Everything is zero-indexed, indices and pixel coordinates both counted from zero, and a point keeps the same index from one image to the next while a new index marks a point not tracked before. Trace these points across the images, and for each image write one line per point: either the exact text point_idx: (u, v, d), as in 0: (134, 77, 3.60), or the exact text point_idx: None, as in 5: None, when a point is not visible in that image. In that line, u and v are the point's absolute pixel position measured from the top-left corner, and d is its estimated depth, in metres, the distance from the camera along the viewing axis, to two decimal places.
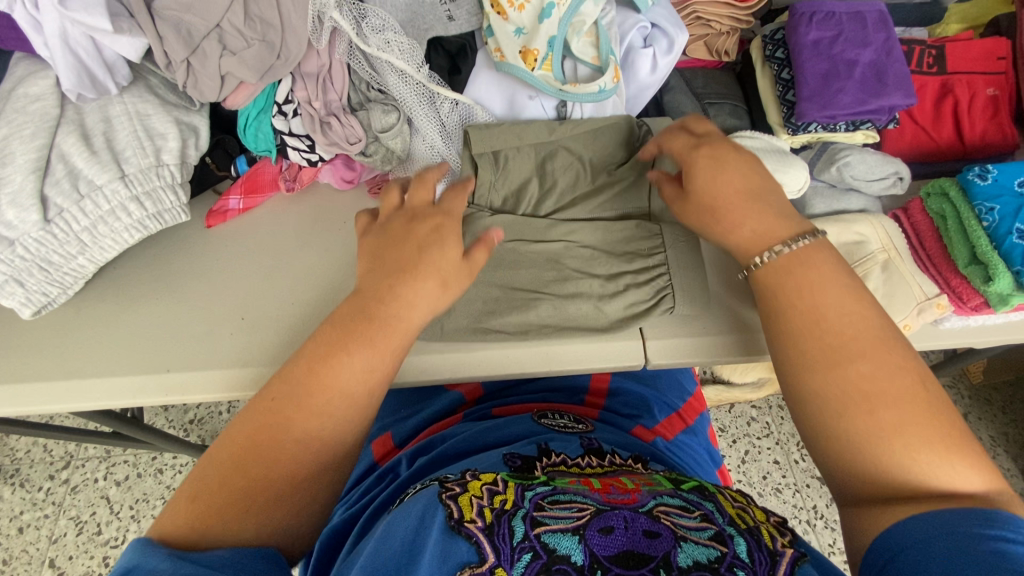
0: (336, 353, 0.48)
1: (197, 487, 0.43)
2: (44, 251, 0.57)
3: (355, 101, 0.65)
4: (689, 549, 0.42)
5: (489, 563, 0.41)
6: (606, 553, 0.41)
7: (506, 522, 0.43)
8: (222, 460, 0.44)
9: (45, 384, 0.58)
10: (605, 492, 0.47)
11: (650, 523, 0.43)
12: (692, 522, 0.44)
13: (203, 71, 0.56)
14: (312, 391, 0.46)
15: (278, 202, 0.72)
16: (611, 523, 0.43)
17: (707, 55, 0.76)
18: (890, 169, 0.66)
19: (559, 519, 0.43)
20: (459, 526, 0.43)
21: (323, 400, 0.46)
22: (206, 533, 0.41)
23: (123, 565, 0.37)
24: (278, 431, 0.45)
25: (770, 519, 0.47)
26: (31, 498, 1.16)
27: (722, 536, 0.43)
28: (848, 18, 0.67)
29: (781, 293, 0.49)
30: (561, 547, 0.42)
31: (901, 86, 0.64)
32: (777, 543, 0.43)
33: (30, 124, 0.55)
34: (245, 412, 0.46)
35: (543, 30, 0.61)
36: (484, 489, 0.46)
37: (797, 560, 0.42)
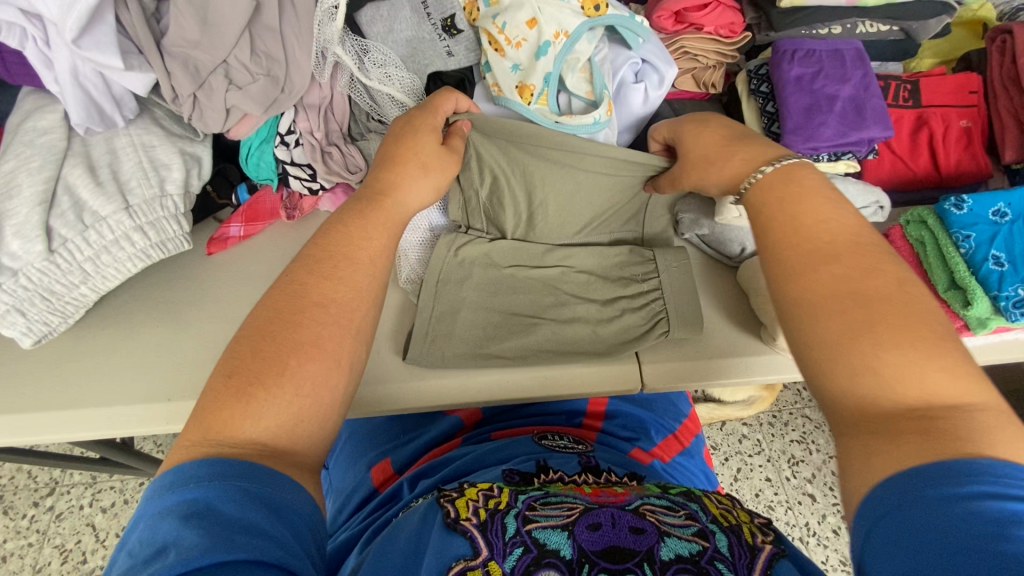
0: (348, 232, 0.49)
1: (232, 367, 0.41)
2: (46, 281, 0.57)
3: (355, 131, 0.68)
4: (672, 543, 0.42)
5: (482, 557, 0.42)
6: (593, 548, 0.42)
7: (500, 520, 0.44)
8: (252, 340, 0.42)
9: (43, 415, 0.58)
10: (595, 495, 0.49)
11: (635, 520, 0.44)
12: (677, 520, 0.45)
13: (209, 105, 0.58)
14: (336, 263, 0.47)
15: (279, 228, 0.73)
16: (599, 520, 0.44)
17: (695, 87, 0.79)
18: (872, 199, 0.69)
19: (550, 517, 0.45)
20: (456, 523, 0.44)
21: (342, 269, 0.47)
22: (252, 406, 0.39)
23: (186, 493, 0.35)
24: (302, 298, 0.45)
25: (755, 519, 0.47)
26: (14, 526, 1.14)
27: (705, 532, 0.43)
28: (828, 55, 0.70)
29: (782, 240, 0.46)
30: (550, 542, 0.42)
31: (878, 120, 0.67)
32: (756, 539, 0.44)
33: (38, 157, 0.56)
34: (265, 297, 0.45)
35: (539, 66, 0.64)
36: (480, 494, 0.48)
37: (776, 556, 0.42)
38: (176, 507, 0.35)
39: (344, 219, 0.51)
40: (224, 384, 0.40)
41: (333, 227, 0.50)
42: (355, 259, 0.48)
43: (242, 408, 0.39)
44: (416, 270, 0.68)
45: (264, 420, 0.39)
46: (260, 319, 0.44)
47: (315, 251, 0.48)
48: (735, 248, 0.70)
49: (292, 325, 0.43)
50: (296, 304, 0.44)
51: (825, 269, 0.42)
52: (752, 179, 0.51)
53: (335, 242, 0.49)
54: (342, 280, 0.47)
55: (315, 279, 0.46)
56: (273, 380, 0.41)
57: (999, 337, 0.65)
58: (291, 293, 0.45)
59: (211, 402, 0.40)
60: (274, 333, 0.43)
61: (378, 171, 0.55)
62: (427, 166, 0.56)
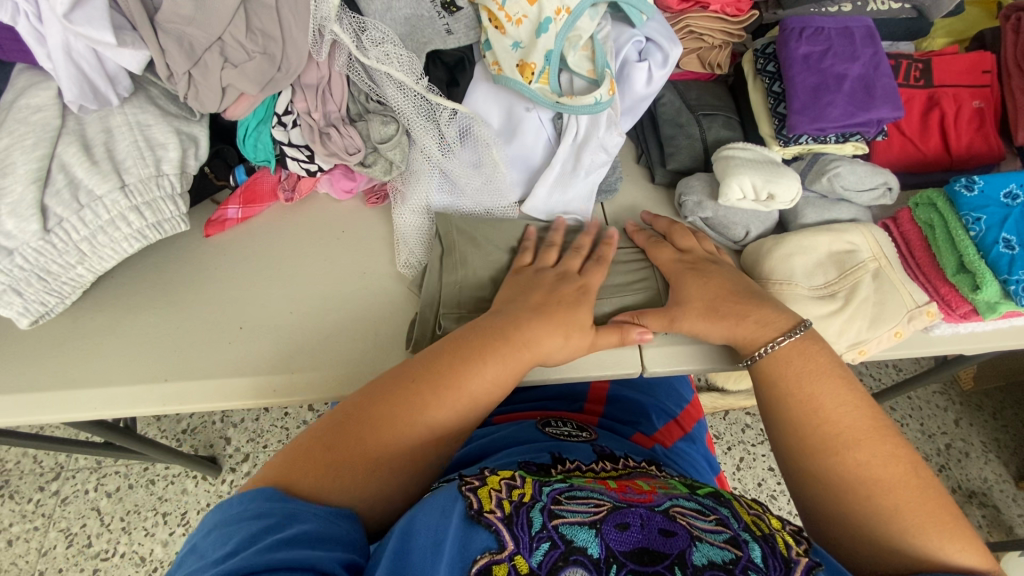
0: (476, 357, 0.51)
1: (328, 441, 0.46)
2: (42, 261, 0.56)
3: (354, 112, 0.66)
4: (705, 548, 0.42)
5: (508, 551, 0.41)
6: (621, 548, 0.42)
7: (525, 513, 0.43)
8: (362, 420, 0.47)
9: (40, 394, 0.58)
10: (621, 492, 0.48)
11: (666, 522, 0.44)
12: (707, 524, 0.44)
13: (204, 83, 0.57)
14: (449, 387, 0.49)
15: (277, 211, 0.73)
16: (627, 519, 0.43)
17: (700, 68, 0.77)
18: (880, 180, 0.67)
19: (577, 512, 0.44)
20: (479, 515, 0.43)
21: (453, 397, 0.49)
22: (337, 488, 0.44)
23: (243, 511, 0.41)
24: (413, 415, 0.48)
25: (787, 527, 0.47)
26: (20, 509, 1.15)
27: (737, 540, 0.43)
28: (837, 33, 0.68)
29: (796, 396, 0.52)
30: (578, 539, 0.42)
31: (889, 100, 0.66)
32: (791, 551, 0.43)
33: (32, 135, 0.55)
34: (386, 386, 0.49)
35: (540, 44, 0.62)
36: (504, 483, 0.46)
37: (812, 569, 0.42)
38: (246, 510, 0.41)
39: (479, 330, 0.53)
40: (312, 440, 0.46)
41: (465, 343, 0.52)
42: (482, 383, 0.51)
43: (333, 479, 0.44)
44: (414, 256, 0.69)
45: (344, 493, 0.44)
46: (366, 410, 0.48)
47: (447, 358, 0.51)
48: (740, 232, 0.69)
49: (389, 436, 0.47)
50: (408, 422, 0.48)
51: (825, 389, 0.51)
52: (765, 347, 0.55)
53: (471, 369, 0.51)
54: (471, 387, 0.50)
55: (424, 409, 0.48)
56: (364, 475, 0.45)
57: (1008, 322, 0.64)
58: (402, 405, 0.48)
59: (303, 460, 0.44)
60: (375, 428, 0.47)
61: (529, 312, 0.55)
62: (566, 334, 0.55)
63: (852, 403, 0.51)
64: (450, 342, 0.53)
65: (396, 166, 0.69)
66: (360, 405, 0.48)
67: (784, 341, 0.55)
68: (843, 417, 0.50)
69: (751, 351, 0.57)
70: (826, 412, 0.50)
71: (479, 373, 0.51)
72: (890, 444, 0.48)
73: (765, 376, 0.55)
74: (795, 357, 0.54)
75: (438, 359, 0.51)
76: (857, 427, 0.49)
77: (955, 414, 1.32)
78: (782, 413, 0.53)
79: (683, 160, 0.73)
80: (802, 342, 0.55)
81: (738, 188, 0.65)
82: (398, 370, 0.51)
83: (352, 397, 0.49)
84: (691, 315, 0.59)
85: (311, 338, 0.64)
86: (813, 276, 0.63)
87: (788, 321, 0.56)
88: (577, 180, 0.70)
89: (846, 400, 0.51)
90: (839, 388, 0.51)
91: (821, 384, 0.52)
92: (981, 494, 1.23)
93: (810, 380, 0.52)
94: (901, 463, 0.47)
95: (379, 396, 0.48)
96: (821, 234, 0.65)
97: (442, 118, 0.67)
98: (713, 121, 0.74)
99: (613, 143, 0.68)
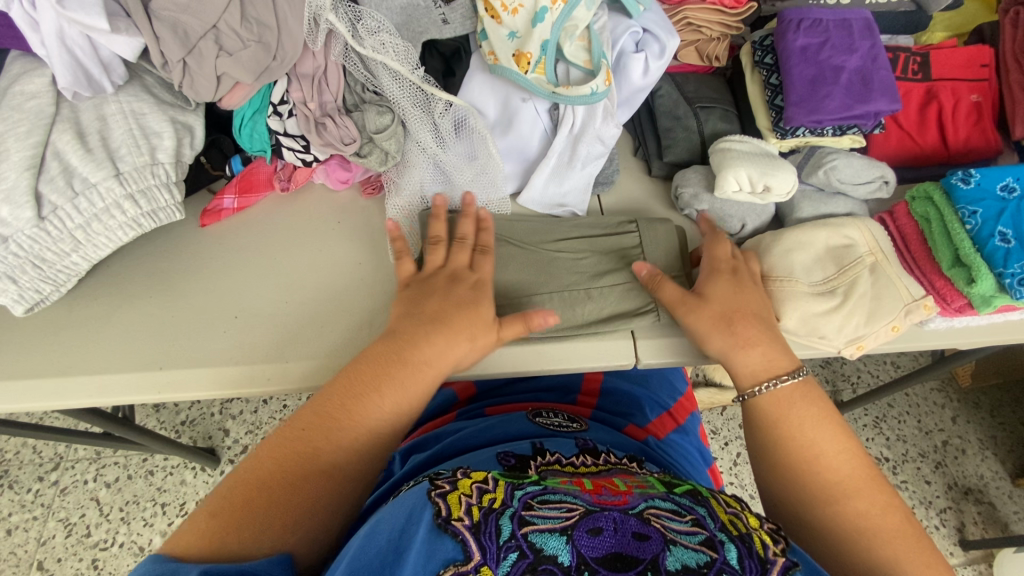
0: (369, 391, 0.51)
1: (217, 505, 0.44)
2: (37, 248, 0.57)
3: (350, 102, 0.66)
4: (679, 553, 0.42)
5: (474, 562, 0.41)
6: (593, 554, 0.42)
7: (494, 521, 0.43)
8: (254, 476, 0.46)
9: (36, 382, 0.58)
10: (596, 493, 0.48)
11: (640, 525, 0.44)
12: (683, 526, 0.44)
13: (199, 71, 0.57)
14: (342, 425, 0.49)
15: (273, 201, 0.73)
16: (600, 524, 0.44)
17: (698, 60, 0.77)
18: (876, 173, 0.67)
19: (548, 519, 0.44)
20: (446, 523, 0.43)
21: (350, 433, 0.49)
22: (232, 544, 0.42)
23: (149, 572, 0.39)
24: (310, 458, 0.47)
25: (765, 525, 0.47)
26: (19, 499, 1.16)
27: (713, 542, 0.43)
28: (835, 25, 0.68)
29: (797, 441, 0.53)
30: (547, 547, 0.42)
31: (887, 93, 0.65)
32: (768, 551, 0.44)
33: (26, 122, 0.55)
34: (275, 436, 0.49)
35: (537, 34, 0.62)
36: (474, 488, 0.47)
37: (789, 569, 0.43)
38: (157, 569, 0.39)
39: (368, 358, 0.53)
40: (200, 511, 0.44)
41: (348, 380, 0.51)
42: (375, 411, 0.51)
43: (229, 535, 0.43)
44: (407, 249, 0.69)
45: (235, 547, 0.42)
46: (260, 464, 0.47)
47: (335, 396, 0.51)
48: (735, 225, 0.69)
49: (288, 484, 0.46)
50: (304, 466, 0.47)
51: (824, 437, 0.53)
52: (762, 385, 0.56)
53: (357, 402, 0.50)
54: (370, 414, 0.50)
55: (322, 449, 0.48)
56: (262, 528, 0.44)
57: (1005, 317, 0.64)
58: (300, 451, 0.48)
59: (188, 531, 0.43)
60: (266, 486, 0.46)
61: (430, 329, 0.54)
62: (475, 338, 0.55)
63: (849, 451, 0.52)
64: (344, 376, 0.52)
65: (391, 157, 0.69)
66: (253, 461, 0.47)
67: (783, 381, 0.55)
68: (843, 464, 0.51)
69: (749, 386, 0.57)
70: (823, 457, 0.51)
71: (378, 405, 0.50)
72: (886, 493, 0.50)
73: (762, 414, 0.56)
74: (797, 399, 0.55)
75: (326, 400, 0.50)
76: (855, 476, 0.50)
77: (952, 412, 1.32)
78: (783, 457, 0.53)
79: (680, 152, 0.73)
80: (801, 387, 0.56)
81: (734, 181, 0.65)
82: (293, 416, 0.50)
83: (243, 459, 0.48)
84: (703, 314, 0.59)
85: (306, 328, 0.64)
86: (812, 272, 0.63)
87: (789, 363, 0.57)
88: (573, 172, 0.70)
89: (844, 447, 0.52)
90: (838, 435, 0.52)
91: (820, 429, 0.53)
92: (977, 491, 1.23)
93: (810, 427, 0.53)
94: (896, 514, 0.49)
95: (267, 449, 0.48)
96: (818, 228, 0.65)
97: (436, 110, 0.67)
98: (711, 114, 0.74)
99: (610, 134, 0.68)
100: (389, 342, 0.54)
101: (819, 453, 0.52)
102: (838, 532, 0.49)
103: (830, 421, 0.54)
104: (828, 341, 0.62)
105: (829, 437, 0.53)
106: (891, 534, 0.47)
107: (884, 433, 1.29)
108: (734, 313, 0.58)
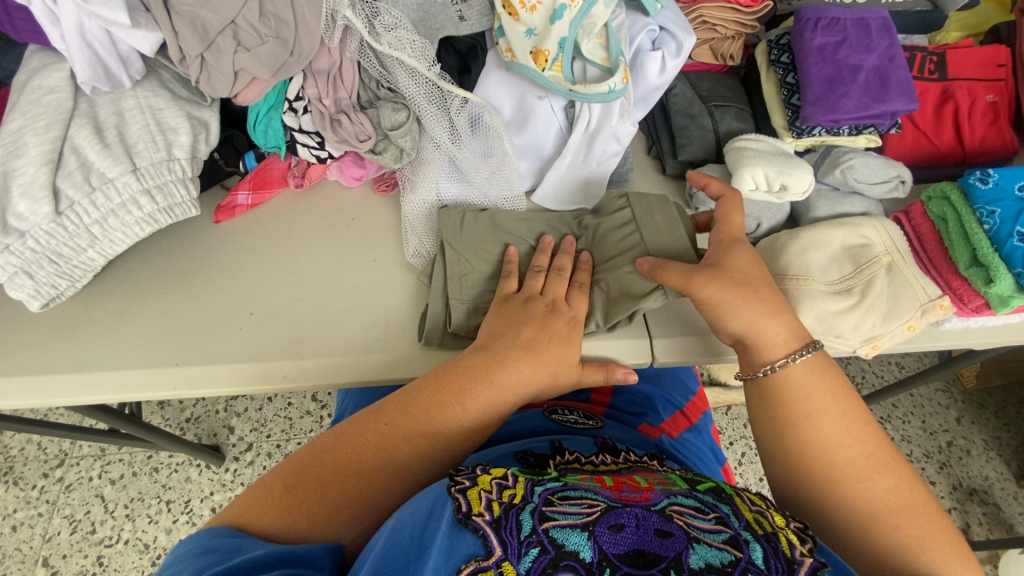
0: (454, 399, 0.52)
1: (289, 479, 0.47)
2: (54, 243, 0.56)
3: (364, 99, 0.65)
4: (702, 551, 0.42)
5: (496, 557, 0.41)
6: (614, 551, 0.42)
7: (514, 517, 0.43)
8: (328, 460, 0.49)
9: (51, 377, 0.58)
10: (617, 490, 0.48)
11: (662, 523, 0.44)
12: (706, 523, 0.44)
13: (217, 66, 0.56)
14: (421, 429, 0.51)
15: (287, 197, 0.73)
16: (622, 520, 0.43)
17: (712, 59, 0.77)
18: (893, 173, 0.67)
19: (569, 514, 0.44)
20: (467, 519, 0.43)
21: (426, 438, 0.51)
22: (293, 525, 0.45)
23: (201, 546, 0.41)
24: (382, 456, 0.50)
25: (791, 524, 0.47)
26: (24, 496, 1.15)
27: (737, 541, 0.43)
28: (853, 24, 0.68)
29: (809, 418, 0.52)
30: (569, 543, 0.42)
31: (904, 92, 0.65)
32: (795, 551, 0.43)
33: (45, 116, 0.55)
34: (353, 427, 0.51)
35: (554, 31, 0.62)
36: (494, 484, 0.46)
37: (816, 570, 0.42)
38: (208, 542, 0.41)
39: (457, 370, 0.54)
40: (273, 483, 0.47)
41: (435, 389, 0.53)
42: (454, 425, 0.52)
43: (286, 513, 0.45)
44: (423, 245, 0.68)
45: (300, 527, 0.45)
46: (335, 446, 0.50)
47: (424, 402, 0.52)
48: (751, 224, 0.68)
49: (359, 474, 0.48)
50: (375, 462, 0.49)
51: (834, 414, 0.52)
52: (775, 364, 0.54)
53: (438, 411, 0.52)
54: (450, 421, 0.52)
55: (395, 448, 0.50)
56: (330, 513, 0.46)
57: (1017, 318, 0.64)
58: (372, 447, 0.50)
59: (264, 502, 0.46)
60: (339, 470, 0.48)
61: (517, 353, 0.55)
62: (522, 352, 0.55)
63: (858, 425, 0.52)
64: (431, 379, 0.54)
65: (406, 154, 0.68)
66: (327, 444, 0.50)
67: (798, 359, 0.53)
68: (853, 442, 0.51)
69: (764, 363, 0.55)
70: (836, 436, 0.51)
71: (460, 415, 0.52)
72: (895, 464, 0.51)
73: (772, 394, 0.54)
74: (811, 376, 0.53)
75: (408, 402, 0.52)
76: (865, 451, 0.51)
77: (957, 412, 1.32)
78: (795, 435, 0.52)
79: (695, 150, 0.73)
80: (816, 361, 0.54)
81: (751, 179, 0.65)
82: (372, 408, 0.53)
83: (319, 438, 0.51)
84: (722, 282, 0.54)
85: (321, 325, 0.64)
86: (828, 271, 0.63)
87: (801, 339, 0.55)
88: (588, 171, 0.70)
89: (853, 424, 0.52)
90: (848, 411, 0.52)
91: (831, 406, 0.52)
92: (982, 492, 1.23)
93: (818, 406, 0.52)
94: (906, 485, 0.50)
95: (344, 438, 0.50)
96: (835, 228, 0.65)
97: (453, 107, 0.66)
98: (726, 113, 0.74)
99: (626, 132, 0.67)
100: (478, 358, 0.55)
101: (834, 432, 0.51)
102: (851, 507, 0.49)
103: (842, 396, 0.53)
104: (845, 340, 0.62)
105: (839, 413, 0.52)
106: (903, 507, 0.48)
107: (889, 433, 1.29)
108: (757, 281, 0.55)
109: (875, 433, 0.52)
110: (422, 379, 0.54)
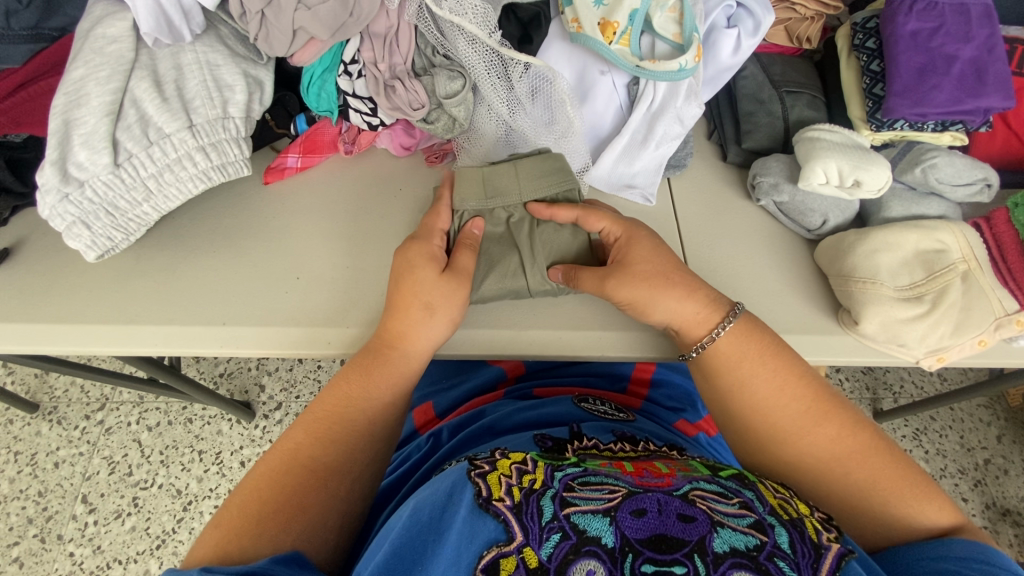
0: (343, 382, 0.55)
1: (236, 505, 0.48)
2: (111, 196, 0.57)
3: (418, 66, 0.62)
4: (726, 535, 0.41)
5: (517, 542, 0.41)
6: (636, 536, 0.41)
7: (535, 501, 0.42)
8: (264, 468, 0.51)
9: (101, 327, 0.59)
10: (637, 476, 0.46)
11: (685, 507, 0.42)
12: (730, 508, 0.43)
13: (276, 24, 0.55)
14: (351, 412, 0.54)
15: (336, 162, 0.72)
16: (643, 505, 0.42)
17: (787, 41, 0.72)
18: (980, 175, 0.62)
19: (590, 500, 0.42)
20: (487, 504, 0.43)
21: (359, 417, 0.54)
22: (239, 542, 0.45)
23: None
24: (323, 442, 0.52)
25: (815, 514, 0.46)
26: (67, 435, 1.21)
27: (762, 525, 0.42)
28: (952, 9, 0.62)
29: (740, 395, 0.55)
30: (590, 528, 0.41)
31: (1001, 88, 0.60)
32: (821, 536, 0.43)
33: (106, 66, 0.54)
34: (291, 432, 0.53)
35: (626, 2, 0.59)
36: (513, 468, 0.46)
37: (843, 556, 0.42)
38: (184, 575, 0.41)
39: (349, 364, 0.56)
40: (227, 511, 0.48)
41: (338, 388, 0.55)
42: (374, 400, 0.55)
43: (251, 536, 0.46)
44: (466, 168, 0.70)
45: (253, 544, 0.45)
46: (275, 457, 0.51)
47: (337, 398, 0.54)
48: (817, 221, 0.65)
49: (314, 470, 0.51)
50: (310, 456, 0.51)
51: (761, 381, 0.54)
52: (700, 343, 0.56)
53: (349, 395, 0.54)
54: (370, 389, 0.54)
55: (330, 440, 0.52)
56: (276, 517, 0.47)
57: None
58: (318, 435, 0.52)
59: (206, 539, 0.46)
60: (268, 492, 0.48)
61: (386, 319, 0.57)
62: (432, 306, 0.56)
63: (789, 390, 0.54)
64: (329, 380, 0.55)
65: (458, 124, 0.66)
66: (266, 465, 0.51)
67: (723, 330, 0.55)
68: (782, 406, 0.53)
69: (696, 340, 0.57)
70: (769, 402, 0.54)
71: (373, 389, 0.55)
72: (835, 422, 0.53)
73: (711, 368, 0.56)
74: (739, 344, 0.55)
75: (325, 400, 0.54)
76: (801, 415, 0.53)
77: (999, 431, 1.26)
78: (735, 407, 0.55)
79: (761, 139, 0.69)
80: (740, 326, 0.56)
81: (822, 173, 0.61)
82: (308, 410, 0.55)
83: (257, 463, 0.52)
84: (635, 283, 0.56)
85: (364, 293, 0.63)
86: (898, 276, 0.59)
87: (723, 307, 0.56)
88: (645, 153, 0.67)
89: (781, 390, 0.54)
90: (774, 377, 0.54)
91: (759, 377, 0.54)
92: (1016, 513, 1.18)
93: (749, 378, 0.54)
94: (850, 438, 0.52)
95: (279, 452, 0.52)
96: (908, 231, 0.60)
97: (515, 73, 0.63)
98: (798, 99, 0.70)
99: (691, 114, 0.65)
100: (365, 355, 0.56)
101: (766, 399, 0.54)
102: (807, 470, 0.52)
103: (776, 354, 0.55)
104: (909, 349, 0.59)
105: (771, 380, 0.54)
106: (850, 458, 0.51)
107: (923, 445, 1.24)
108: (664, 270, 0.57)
109: (810, 391, 0.54)
110: (327, 384, 0.55)
